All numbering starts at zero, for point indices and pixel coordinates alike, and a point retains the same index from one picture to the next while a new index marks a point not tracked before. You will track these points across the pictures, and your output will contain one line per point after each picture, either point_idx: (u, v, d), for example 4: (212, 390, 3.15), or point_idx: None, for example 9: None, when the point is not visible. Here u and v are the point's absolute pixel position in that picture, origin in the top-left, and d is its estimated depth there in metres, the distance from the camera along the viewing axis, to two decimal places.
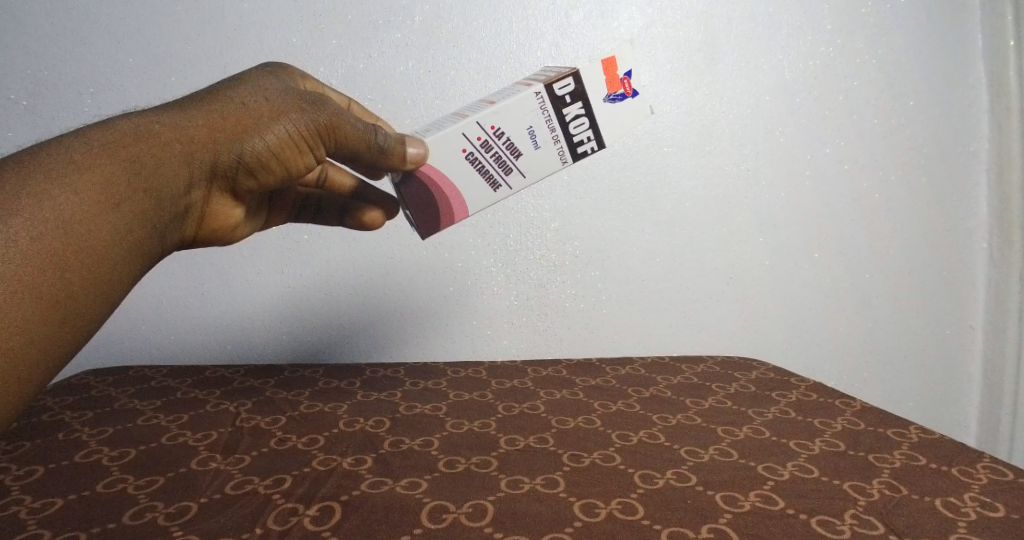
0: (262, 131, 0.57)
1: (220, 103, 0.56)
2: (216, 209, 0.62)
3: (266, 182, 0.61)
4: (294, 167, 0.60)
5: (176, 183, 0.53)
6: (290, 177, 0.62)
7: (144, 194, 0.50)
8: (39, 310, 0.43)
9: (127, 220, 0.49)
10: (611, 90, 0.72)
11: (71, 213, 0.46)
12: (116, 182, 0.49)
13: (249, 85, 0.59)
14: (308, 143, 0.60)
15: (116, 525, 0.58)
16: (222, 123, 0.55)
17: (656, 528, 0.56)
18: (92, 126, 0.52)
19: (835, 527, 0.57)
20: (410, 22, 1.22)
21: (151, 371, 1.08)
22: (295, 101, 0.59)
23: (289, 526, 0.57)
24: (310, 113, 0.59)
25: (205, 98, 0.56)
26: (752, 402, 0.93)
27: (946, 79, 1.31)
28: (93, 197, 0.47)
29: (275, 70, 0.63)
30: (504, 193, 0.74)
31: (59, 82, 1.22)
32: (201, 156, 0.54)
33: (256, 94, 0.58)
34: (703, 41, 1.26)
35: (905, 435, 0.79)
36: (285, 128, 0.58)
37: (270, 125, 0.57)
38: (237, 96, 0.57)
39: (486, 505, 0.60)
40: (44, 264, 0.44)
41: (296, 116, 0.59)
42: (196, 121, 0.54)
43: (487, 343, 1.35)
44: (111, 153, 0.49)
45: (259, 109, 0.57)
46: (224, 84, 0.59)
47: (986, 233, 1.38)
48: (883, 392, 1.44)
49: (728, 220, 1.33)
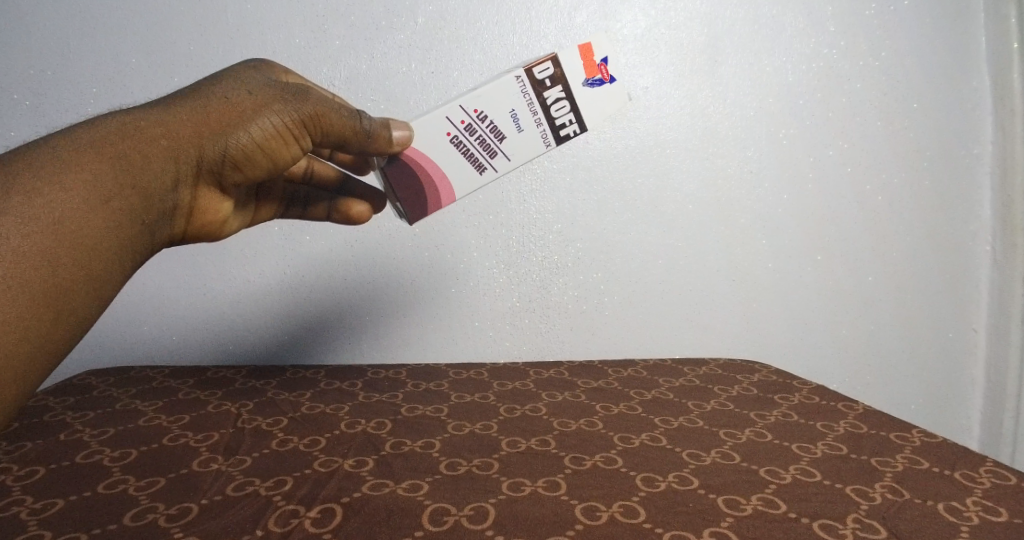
0: (247, 123, 0.57)
1: (204, 98, 0.56)
2: (206, 202, 0.62)
3: (253, 173, 0.61)
4: (279, 157, 0.61)
5: (167, 176, 0.53)
6: (277, 168, 0.62)
7: (134, 190, 0.51)
8: (34, 307, 0.43)
9: (118, 216, 0.49)
10: (589, 75, 0.72)
11: (62, 209, 0.46)
12: (105, 179, 0.49)
13: (232, 80, 0.59)
14: (294, 134, 0.61)
15: (117, 527, 0.57)
16: (208, 117, 0.56)
17: (657, 532, 0.56)
18: (78, 126, 0.52)
19: (837, 532, 0.57)
20: (412, 24, 1.23)
21: (153, 372, 1.08)
22: (277, 92, 0.60)
23: (289, 529, 0.57)
24: (293, 103, 0.60)
25: (189, 94, 0.57)
26: (753, 405, 0.93)
27: (948, 80, 1.31)
28: (83, 194, 0.47)
29: (256, 64, 0.63)
30: (490, 176, 0.74)
31: (61, 84, 1.22)
32: (189, 150, 0.55)
33: (239, 88, 0.58)
34: (705, 43, 1.26)
35: (908, 438, 0.79)
36: (270, 121, 0.59)
37: (254, 116, 0.58)
38: (221, 91, 0.58)
39: (487, 508, 0.60)
40: (36, 261, 0.44)
41: (280, 106, 0.59)
42: (181, 117, 0.54)
43: (488, 345, 1.35)
44: (99, 150, 0.49)
45: (243, 102, 0.58)
46: (207, 79, 0.59)
47: (988, 235, 1.37)
48: (884, 394, 1.43)
49: (731, 222, 1.33)
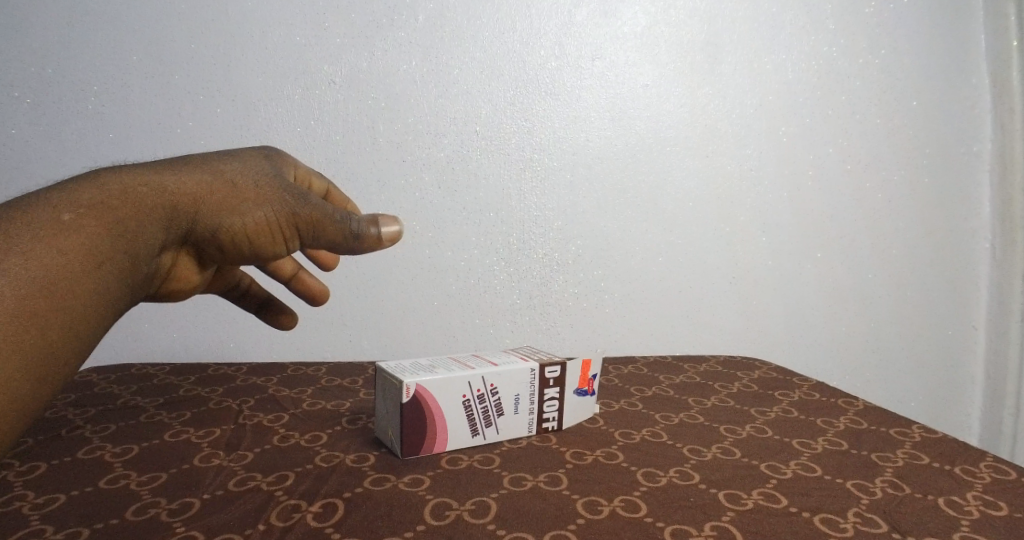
0: (242, 211, 0.53)
1: (213, 174, 0.52)
2: (183, 274, 0.56)
3: (238, 255, 0.56)
4: (264, 251, 0.55)
5: (152, 251, 0.47)
6: (259, 260, 0.56)
7: (126, 257, 0.44)
8: (25, 372, 0.36)
9: (110, 283, 0.42)
10: None
11: (58, 267, 0.39)
12: (102, 240, 0.42)
13: (243, 164, 0.55)
14: (285, 234, 0.56)
15: (118, 521, 0.57)
16: (211, 194, 0.51)
17: (659, 525, 0.56)
18: (77, 176, 0.46)
19: (838, 525, 0.57)
20: (414, 21, 1.23)
21: (153, 369, 1.08)
22: (284, 190, 0.55)
23: (291, 522, 0.56)
24: (298, 203, 0.55)
25: (198, 165, 0.52)
26: (754, 401, 0.93)
27: (948, 79, 1.35)
28: (80, 255, 0.40)
29: (270, 155, 0.60)
30: None
31: (61, 80, 1.21)
32: (177, 223, 0.50)
33: (248, 175, 0.54)
34: (705, 41, 1.28)
35: (908, 434, 0.79)
36: (269, 213, 0.54)
37: (250, 208, 0.53)
38: (231, 172, 0.53)
39: (489, 503, 0.60)
40: (24, 322, 0.36)
41: (280, 203, 0.54)
42: (184, 188, 0.50)
43: (489, 341, 1.33)
44: (101, 210, 0.43)
45: (248, 190, 0.53)
46: (217, 156, 0.55)
47: (988, 232, 1.39)
48: (884, 391, 1.43)
49: (731, 219, 1.33)
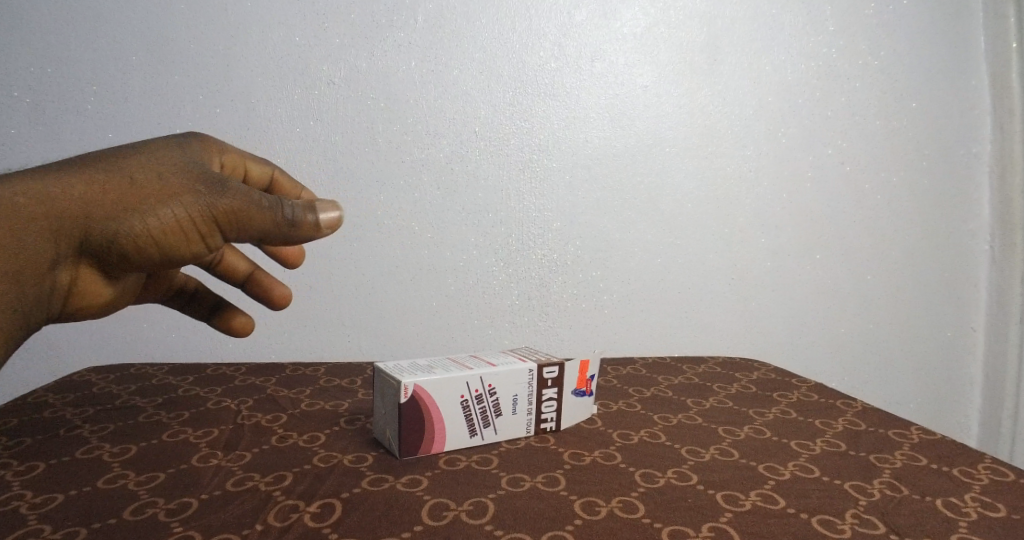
0: (145, 212, 0.49)
1: (107, 175, 0.49)
2: (103, 282, 0.54)
3: (148, 261, 0.52)
4: (179, 251, 0.52)
5: (37, 266, 0.46)
6: (179, 260, 0.53)
7: None
8: None
9: None
10: None
11: None
12: None
13: (146, 158, 0.51)
14: (200, 229, 0.52)
15: (116, 521, 0.57)
16: (104, 197, 0.48)
17: (656, 526, 0.56)
18: None
19: (835, 527, 0.57)
20: (414, 22, 1.23)
21: (152, 369, 1.09)
22: (193, 182, 0.51)
23: (289, 523, 0.56)
24: (205, 195, 0.51)
25: (93, 167, 0.49)
26: (753, 402, 0.93)
27: (948, 80, 1.35)
28: None
29: (186, 142, 0.56)
30: None
31: (61, 80, 1.21)
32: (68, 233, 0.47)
33: (150, 170, 0.51)
34: (705, 42, 1.28)
35: (906, 436, 0.79)
36: (174, 211, 0.50)
37: (152, 207, 0.49)
38: (129, 169, 0.50)
39: (487, 503, 0.60)
40: None
41: (187, 198, 0.51)
42: (73, 195, 0.47)
43: (488, 343, 1.33)
44: None
45: (149, 187, 0.50)
46: (121, 153, 0.51)
47: (988, 235, 1.39)
48: (883, 392, 1.42)
49: (731, 220, 1.33)
